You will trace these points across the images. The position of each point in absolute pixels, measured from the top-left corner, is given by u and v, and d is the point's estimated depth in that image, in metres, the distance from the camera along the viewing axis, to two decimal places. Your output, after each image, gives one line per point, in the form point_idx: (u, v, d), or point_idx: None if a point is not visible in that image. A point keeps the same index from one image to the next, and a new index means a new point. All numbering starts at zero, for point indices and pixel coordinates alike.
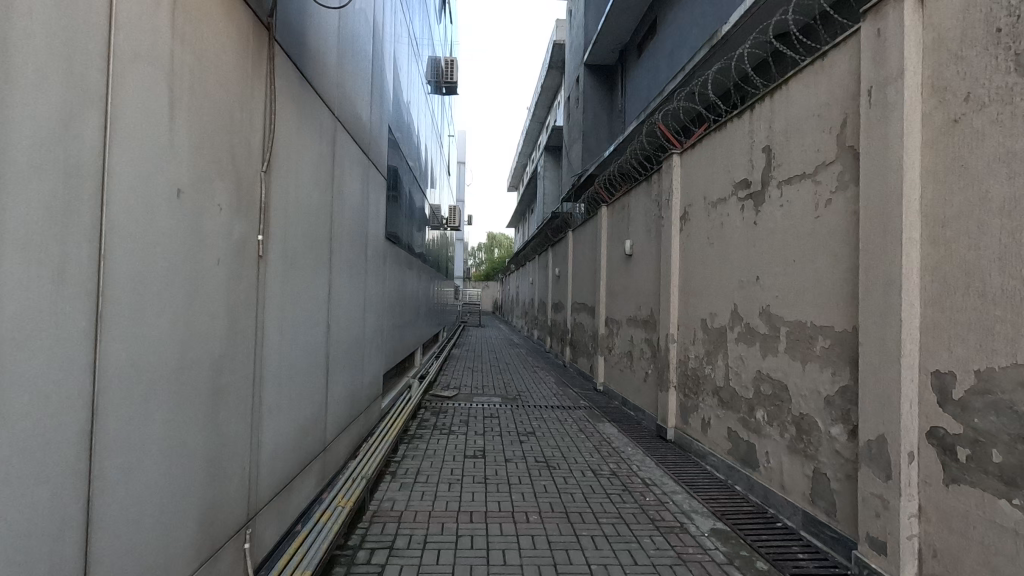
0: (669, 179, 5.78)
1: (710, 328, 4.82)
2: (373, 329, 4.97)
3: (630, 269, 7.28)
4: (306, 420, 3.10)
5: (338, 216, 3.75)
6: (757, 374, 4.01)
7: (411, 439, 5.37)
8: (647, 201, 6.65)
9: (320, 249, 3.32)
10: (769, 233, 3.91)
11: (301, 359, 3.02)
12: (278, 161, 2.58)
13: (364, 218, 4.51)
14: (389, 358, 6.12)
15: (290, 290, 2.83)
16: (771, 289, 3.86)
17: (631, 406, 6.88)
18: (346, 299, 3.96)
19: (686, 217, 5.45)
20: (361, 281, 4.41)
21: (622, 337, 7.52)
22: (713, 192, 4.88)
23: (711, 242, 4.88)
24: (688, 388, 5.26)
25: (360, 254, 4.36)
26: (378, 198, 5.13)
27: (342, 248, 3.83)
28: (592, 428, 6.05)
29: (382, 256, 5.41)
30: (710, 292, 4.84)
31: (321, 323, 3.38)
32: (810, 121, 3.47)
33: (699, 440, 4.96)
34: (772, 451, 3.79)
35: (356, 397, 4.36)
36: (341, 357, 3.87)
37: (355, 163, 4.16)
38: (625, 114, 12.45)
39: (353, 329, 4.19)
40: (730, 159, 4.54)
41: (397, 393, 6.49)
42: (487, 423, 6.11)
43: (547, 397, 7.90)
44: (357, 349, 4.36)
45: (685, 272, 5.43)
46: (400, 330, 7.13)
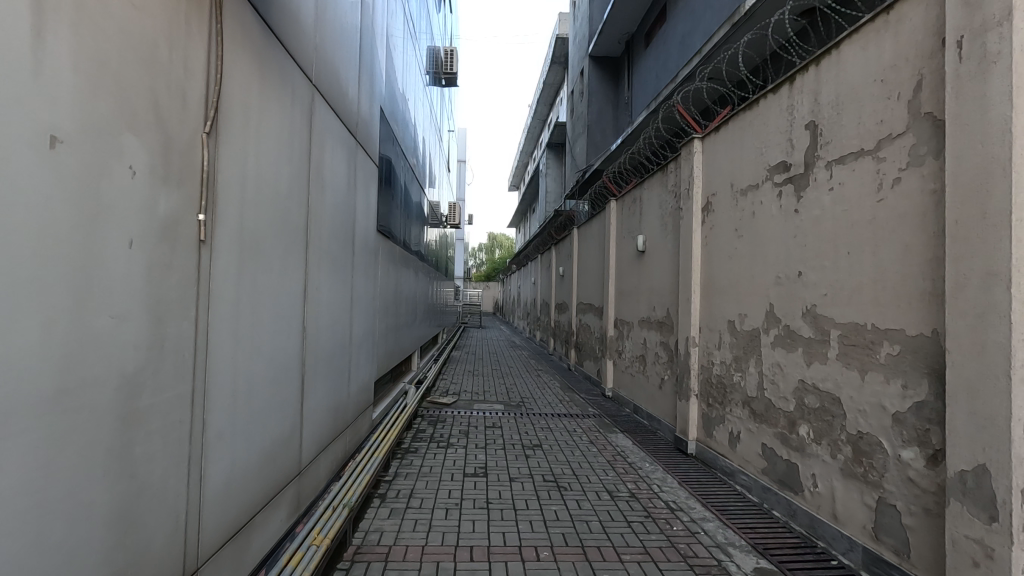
0: (688, 167, 5.27)
1: (739, 331, 4.31)
2: (362, 333, 4.45)
3: (642, 267, 6.77)
4: (273, 442, 2.58)
5: (317, 201, 3.23)
6: (800, 384, 3.50)
7: (405, 453, 4.85)
8: (663, 192, 6.13)
9: (292, 239, 2.80)
10: (814, 222, 3.40)
11: (267, 369, 2.50)
12: (230, 124, 2.07)
13: (350, 206, 3.99)
14: (382, 364, 5.61)
15: (251, 285, 2.32)
16: (816, 286, 3.36)
17: (645, 414, 6.36)
18: (327, 299, 3.44)
19: (709, 208, 4.93)
20: (346, 278, 3.89)
21: (634, 340, 7.00)
22: (741, 179, 4.37)
23: (739, 235, 4.38)
24: (711, 397, 4.75)
25: (345, 246, 3.85)
26: (368, 188, 4.62)
27: (322, 240, 3.32)
28: (604, 440, 5.53)
29: (374, 252, 4.90)
30: (740, 290, 4.33)
31: (295, 326, 2.86)
32: (869, 88, 2.96)
33: (726, 456, 4.45)
34: (820, 474, 3.28)
35: (341, 410, 3.85)
36: (321, 364, 3.35)
37: (339, 143, 3.65)
38: (633, 107, 11.95)
39: (336, 333, 3.68)
40: (763, 140, 4.03)
41: (391, 401, 5.97)
42: (489, 434, 5.60)
43: (553, 404, 7.38)
44: (342, 356, 3.84)
45: (708, 269, 4.92)
46: (395, 332, 6.59)
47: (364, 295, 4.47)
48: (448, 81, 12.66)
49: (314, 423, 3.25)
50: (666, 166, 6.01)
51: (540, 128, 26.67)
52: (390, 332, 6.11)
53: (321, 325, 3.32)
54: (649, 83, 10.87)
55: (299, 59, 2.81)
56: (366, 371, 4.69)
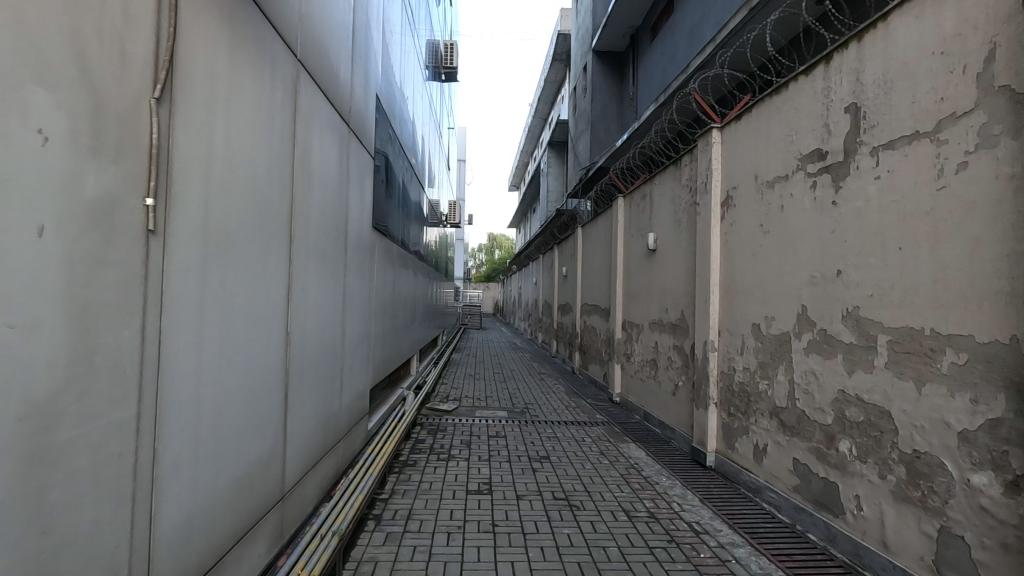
0: (706, 160, 4.93)
1: (766, 335, 3.97)
2: (356, 338, 4.11)
3: (653, 267, 6.43)
4: (249, 467, 2.23)
5: (303, 192, 2.89)
6: (840, 395, 3.16)
7: (403, 467, 4.51)
8: (676, 187, 5.79)
9: (272, 233, 2.46)
10: (857, 215, 3.06)
11: (241, 382, 2.15)
12: (189, 92, 1.73)
13: (342, 200, 3.65)
14: (379, 370, 5.26)
15: (220, 285, 1.97)
16: (859, 286, 3.02)
17: (657, 422, 6.02)
18: (315, 300, 3.09)
19: (729, 202, 4.59)
20: (337, 278, 3.55)
21: (645, 343, 6.65)
22: (767, 170, 4.03)
23: (765, 231, 4.04)
24: (733, 406, 4.41)
25: (336, 242, 3.51)
26: (363, 181, 4.29)
27: (309, 236, 2.98)
28: (615, 451, 5.19)
29: (369, 250, 4.56)
30: (766, 291, 3.99)
31: (275, 332, 2.52)
32: (927, 62, 2.63)
33: (751, 470, 4.10)
34: (865, 496, 2.94)
35: (331, 423, 3.50)
36: (308, 374, 3.00)
37: (329, 129, 3.31)
38: (637, 102, 11.62)
39: (327, 338, 3.33)
40: (794, 127, 3.70)
41: (388, 409, 5.64)
42: (492, 444, 5.26)
43: (558, 410, 7.03)
44: (333, 362, 3.50)
45: (728, 268, 4.58)
46: (393, 336, 6.24)
47: (358, 297, 4.15)
48: (448, 77, 12.32)
49: (300, 441, 2.90)
50: (680, 159, 5.67)
51: (541, 127, 26.33)
52: (387, 336, 5.75)
53: (308, 329, 2.98)
54: (656, 77, 10.52)
55: (280, 28, 2.47)
56: (361, 378, 4.35)
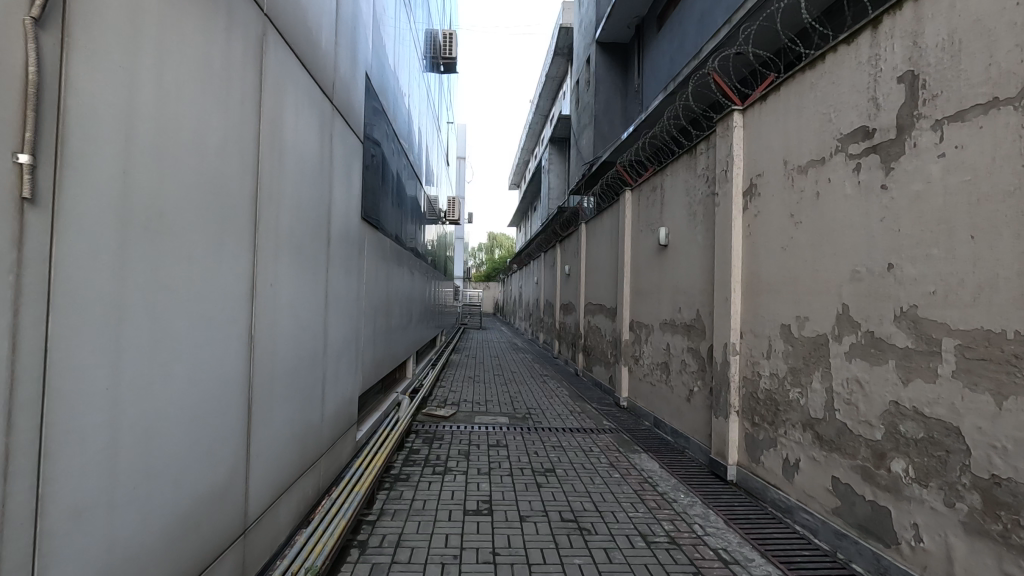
0: (725, 146, 4.52)
1: (797, 337, 3.57)
2: (341, 341, 3.70)
3: (665, 263, 6.03)
4: (197, 501, 1.83)
5: (274, 172, 2.48)
6: (892, 408, 2.75)
7: (394, 483, 4.10)
8: (690, 177, 5.39)
9: (229, 217, 2.05)
10: (914, 199, 2.65)
11: (184, 397, 1.75)
12: (102, 26, 1.33)
13: (324, 186, 3.24)
14: (370, 375, 4.85)
15: (153, 276, 1.56)
16: (918, 282, 2.61)
17: (670, 430, 5.61)
18: (289, 298, 2.69)
19: (752, 191, 4.19)
20: (317, 273, 3.14)
21: (655, 345, 6.24)
22: (798, 154, 3.63)
23: (795, 222, 3.63)
24: (758, 415, 4.01)
25: (316, 233, 3.10)
26: (350, 167, 3.89)
27: (281, 223, 2.58)
28: (626, 462, 4.78)
29: (357, 243, 4.15)
30: (797, 288, 3.59)
31: (233, 335, 2.11)
32: (1009, 16, 2.22)
33: (779, 488, 3.70)
34: (926, 525, 2.53)
35: (311, 436, 3.10)
36: (279, 383, 2.60)
37: (307, 103, 2.90)
38: (643, 94, 11.22)
39: (304, 340, 2.92)
40: (832, 103, 3.29)
41: (380, 416, 5.24)
42: (492, 455, 4.85)
43: (563, 416, 6.62)
44: (312, 368, 3.09)
45: (752, 263, 4.17)
46: (387, 338, 5.83)
47: (343, 296, 3.74)
48: (446, 68, 11.93)
49: (269, 461, 2.49)
50: (696, 147, 5.26)
51: (542, 124, 25.93)
52: (380, 338, 5.35)
53: (279, 331, 2.57)
54: (663, 68, 10.11)
55: None
56: (348, 385, 3.94)
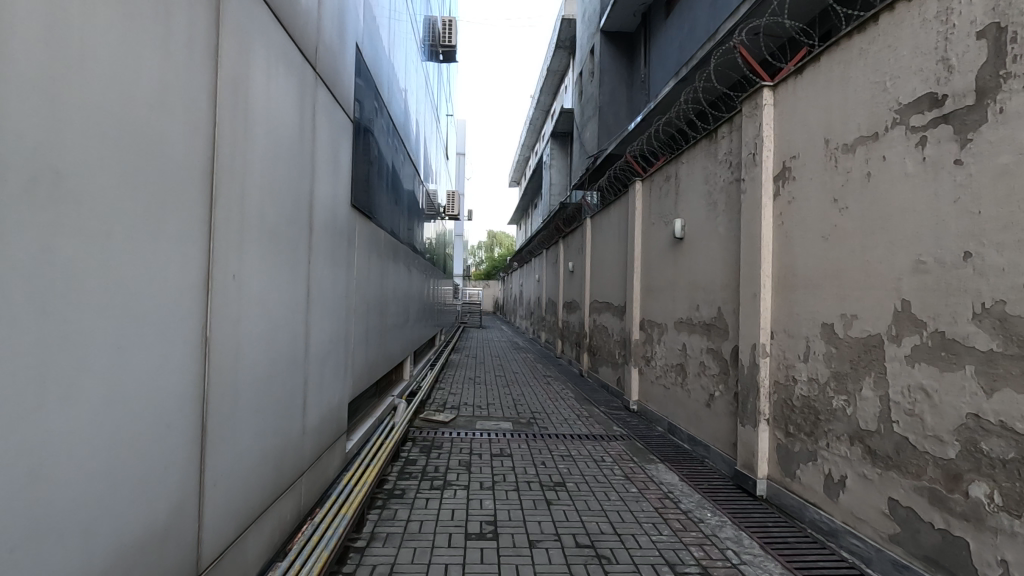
0: (753, 126, 4.11)
1: (842, 338, 3.16)
2: (326, 343, 3.28)
3: (681, 257, 5.62)
4: (124, 551, 1.44)
5: (240, 142, 2.07)
6: (969, 422, 2.35)
7: (387, 501, 3.68)
8: (711, 164, 4.97)
9: (171, 190, 1.63)
10: (1000, 176, 2.24)
11: (97, 420, 1.33)
12: None
13: (304, 165, 2.81)
14: (362, 379, 4.43)
15: (39, 262, 1.15)
16: (1007, 273, 2.20)
17: (687, 437, 5.21)
18: (259, 292, 2.27)
19: (785, 176, 3.78)
20: (295, 264, 2.72)
21: (669, 346, 5.84)
22: (842, 131, 3.21)
23: (838, 207, 3.22)
24: (793, 424, 3.60)
25: (295, 219, 2.68)
26: (337, 148, 3.46)
27: (250, 203, 2.16)
28: (643, 474, 4.37)
29: (346, 233, 3.72)
30: (841, 282, 3.18)
31: (180, 338, 1.69)
32: None
33: (820, 507, 3.29)
34: (1016, 562, 2.13)
35: (289, 453, 2.68)
36: (247, 393, 2.18)
37: (283, 65, 2.48)
38: (650, 84, 10.79)
39: (279, 343, 2.51)
40: (887, 70, 2.88)
41: (374, 424, 4.83)
42: (495, 466, 4.44)
43: (569, 421, 6.21)
44: (290, 374, 2.67)
45: (784, 255, 3.76)
46: (382, 338, 5.40)
47: (328, 291, 3.32)
48: (446, 58, 11.49)
49: (233, 488, 2.07)
50: (717, 131, 4.84)
51: (543, 120, 25.47)
52: (373, 338, 4.93)
53: (246, 332, 2.15)
54: (671, 56, 9.66)
55: None
56: (336, 392, 3.52)
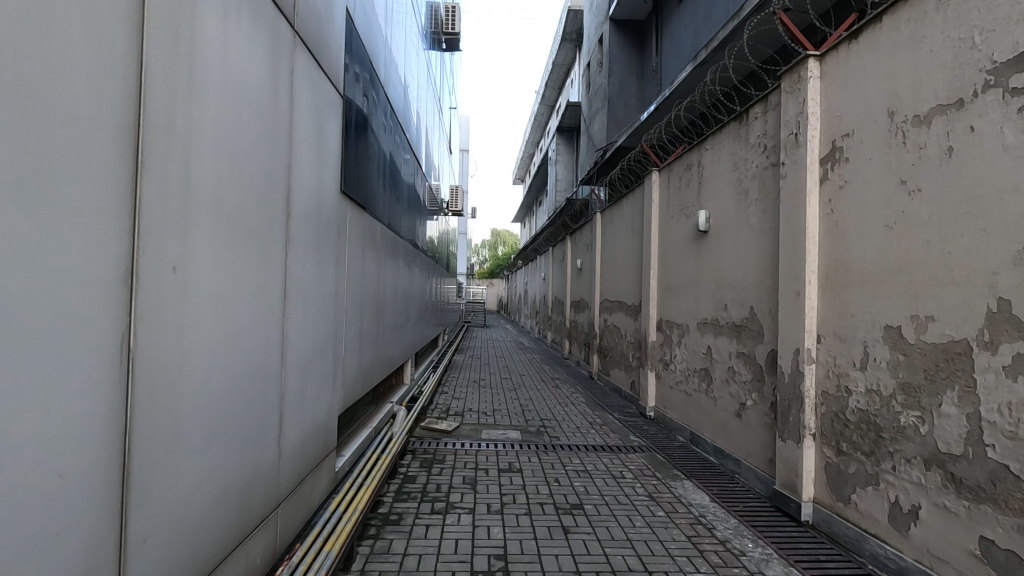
0: (795, 103, 3.63)
1: (913, 344, 2.69)
2: (308, 349, 2.83)
3: (705, 252, 5.15)
4: None
5: (183, 99, 1.61)
6: None
7: (381, 529, 3.23)
8: (742, 148, 4.49)
9: (59, 145, 1.17)
10: None
11: None
12: None
13: (279, 139, 2.35)
14: (355, 388, 3.98)
15: None
16: None
17: (714, 450, 4.75)
18: (212, 289, 1.81)
19: (835, 157, 3.31)
20: (266, 258, 2.26)
21: (692, 349, 5.37)
22: (912, 100, 2.74)
23: (907, 189, 2.75)
24: (848, 442, 3.13)
25: (264, 201, 2.22)
26: (323, 125, 2.99)
27: (197, 175, 1.70)
28: (668, 495, 3.92)
29: (334, 224, 3.26)
30: (910, 278, 2.71)
31: (80, 350, 1.23)
32: None
33: (883, 540, 2.83)
34: None
35: (258, 484, 2.23)
36: (196, 418, 1.72)
37: (248, 11, 2.02)
38: (662, 71, 10.29)
39: (241, 353, 2.04)
40: (977, 23, 2.41)
41: (369, 436, 4.37)
42: (503, 485, 3.98)
43: (581, 430, 5.75)
44: (258, 390, 2.21)
45: (834, 248, 3.29)
46: (378, 341, 4.94)
47: (311, 290, 2.86)
48: (448, 46, 10.99)
49: (174, 541, 1.62)
50: (750, 112, 4.37)
51: (548, 115, 24.94)
52: (369, 342, 4.48)
53: (192, 340, 1.69)
54: (686, 42, 9.13)
55: None
56: (322, 404, 3.08)
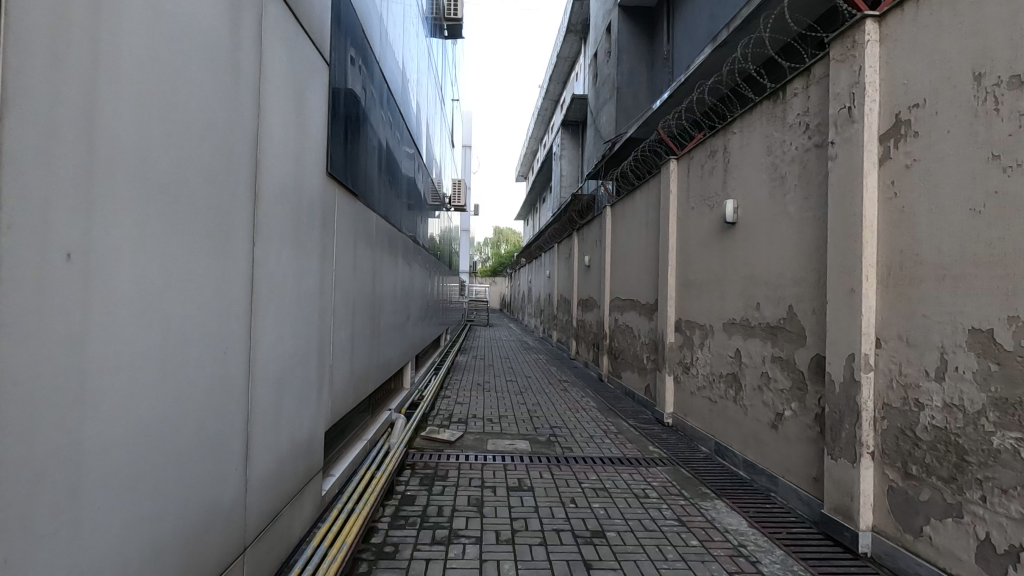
0: (847, 72, 3.17)
1: (1012, 350, 2.24)
2: (284, 358, 2.39)
3: (733, 245, 4.70)
4: None
5: (87, 21, 1.17)
6: None
7: (374, 564, 2.77)
8: (778, 129, 4.03)
9: None
10: None
11: None
12: None
13: (241, 100, 1.91)
14: (346, 398, 3.52)
15: None
16: None
17: (744, 463, 4.31)
18: (137, 282, 1.36)
19: (900, 132, 2.85)
20: (224, 249, 1.82)
21: (717, 352, 4.93)
22: (1008, 57, 2.29)
23: (1000, 165, 2.31)
24: (919, 465, 2.67)
25: (220, 173, 1.78)
26: (302, 94, 2.55)
27: (114, 129, 1.26)
28: (700, 519, 3.47)
29: (318, 211, 2.81)
30: (1007, 272, 2.26)
31: None
32: None
33: None
34: None
35: (213, 529, 1.79)
36: (110, 458, 1.27)
37: None
38: (674, 59, 9.82)
39: (186, 366, 1.60)
40: None
41: (363, 451, 3.93)
42: (514, 507, 3.54)
43: (595, 440, 5.31)
44: (212, 412, 1.76)
45: (898, 238, 2.84)
46: (375, 345, 4.50)
47: (287, 288, 2.42)
48: (451, 33, 10.53)
49: None
50: (788, 88, 3.91)
51: (552, 110, 24.44)
52: (364, 346, 4.04)
53: (107, 353, 1.25)
54: (700, 26, 8.64)
55: None
56: (303, 421, 2.64)
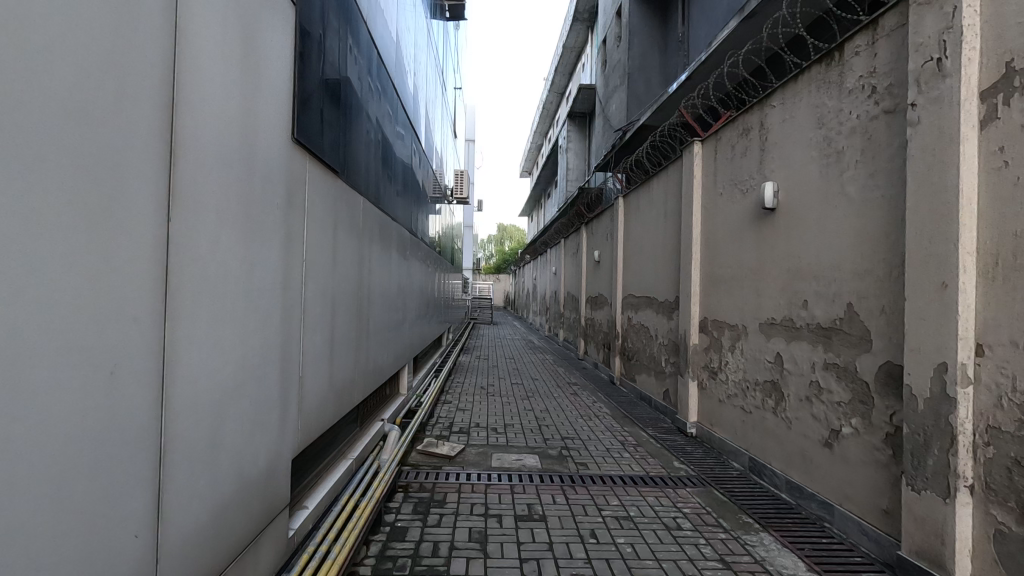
0: (934, 16, 2.59)
1: None
2: (226, 373, 1.83)
3: (772, 234, 4.11)
4: None
5: None
6: None
7: None
8: (832, 96, 3.44)
9: None
10: None
11: None
12: None
13: (142, 13, 1.34)
14: (324, 414, 2.95)
15: None
16: None
17: (787, 486, 3.73)
18: None
19: (1010, 84, 2.27)
20: (108, 221, 1.26)
21: (752, 356, 4.34)
22: None
23: None
24: None
25: (97, 109, 1.22)
26: (254, 30, 1.97)
27: None
28: (747, 559, 2.90)
29: (279, 184, 2.24)
30: None
31: None
32: None
33: None
34: None
35: None
36: None
37: None
38: (689, 40, 9.22)
39: (20, 397, 1.04)
40: None
41: (347, 473, 3.37)
42: (524, 544, 2.97)
43: (611, 454, 4.73)
44: (85, 459, 1.19)
45: (1009, 218, 2.26)
46: (363, 348, 3.93)
47: (232, 281, 1.85)
48: (452, 14, 10.00)
49: None
50: (845, 46, 3.33)
51: (557, 103, 23.83)
52: (348, 350, 3.47)
53: None
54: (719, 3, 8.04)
55: None
56: (257, 451, 2.08)
